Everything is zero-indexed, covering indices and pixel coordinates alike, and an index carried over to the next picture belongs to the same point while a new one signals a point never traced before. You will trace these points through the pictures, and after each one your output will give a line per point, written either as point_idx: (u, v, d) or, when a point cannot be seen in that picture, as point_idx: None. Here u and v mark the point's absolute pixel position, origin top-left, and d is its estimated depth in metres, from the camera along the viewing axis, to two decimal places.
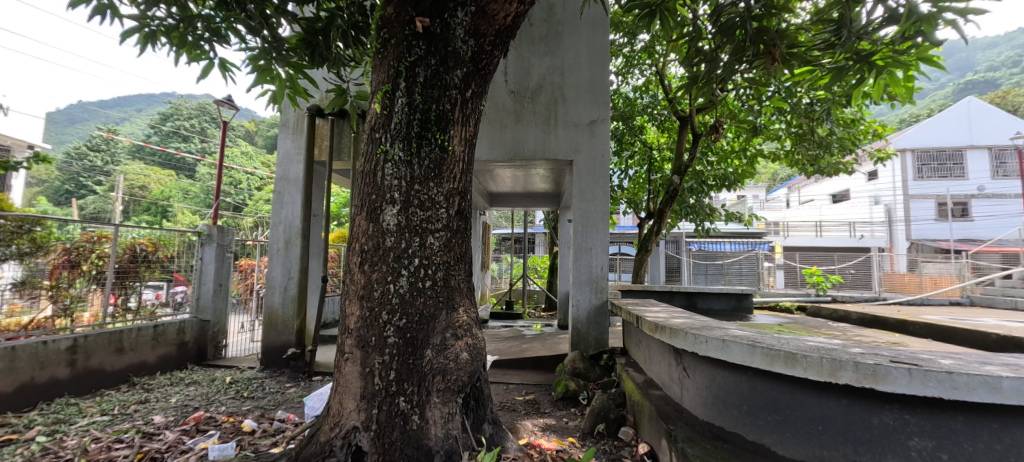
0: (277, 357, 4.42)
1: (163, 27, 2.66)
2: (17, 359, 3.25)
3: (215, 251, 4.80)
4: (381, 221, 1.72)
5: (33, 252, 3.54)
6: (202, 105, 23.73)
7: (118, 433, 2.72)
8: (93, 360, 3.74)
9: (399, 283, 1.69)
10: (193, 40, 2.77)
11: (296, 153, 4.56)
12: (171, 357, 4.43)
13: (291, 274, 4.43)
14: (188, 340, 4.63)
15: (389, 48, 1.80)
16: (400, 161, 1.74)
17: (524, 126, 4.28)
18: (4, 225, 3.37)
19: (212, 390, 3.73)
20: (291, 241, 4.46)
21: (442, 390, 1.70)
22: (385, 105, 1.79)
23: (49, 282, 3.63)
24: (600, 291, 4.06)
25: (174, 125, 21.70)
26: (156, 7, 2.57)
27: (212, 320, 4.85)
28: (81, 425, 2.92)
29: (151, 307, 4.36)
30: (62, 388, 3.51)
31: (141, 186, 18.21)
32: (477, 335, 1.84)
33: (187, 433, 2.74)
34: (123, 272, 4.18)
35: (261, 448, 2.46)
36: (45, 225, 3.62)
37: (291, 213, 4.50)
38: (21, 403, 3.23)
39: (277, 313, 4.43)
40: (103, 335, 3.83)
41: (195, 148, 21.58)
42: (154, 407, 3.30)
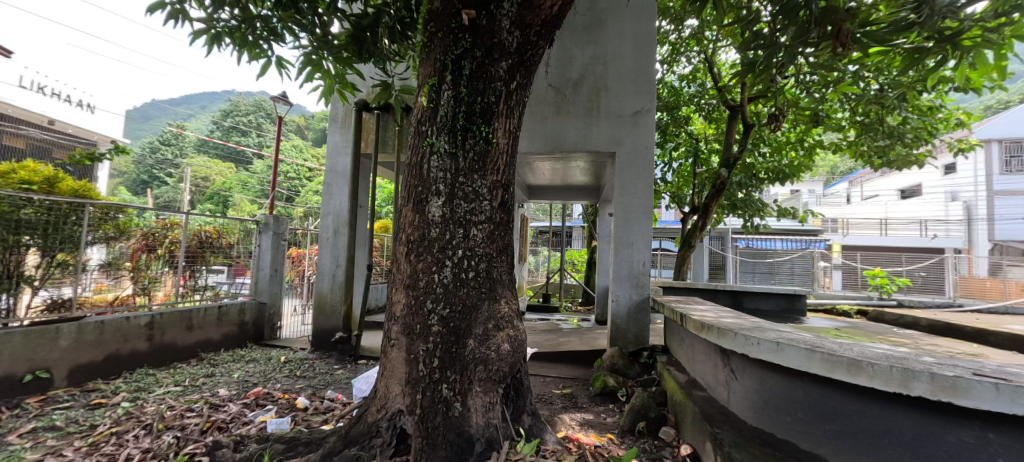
0: (325, 340, 4.66)
1: (227, 29, 2.84)
2: (105, 333, 3.65)
3: (271, 238, 5.11)
4: (427, 212, 1.76)
5: (117, 237, 3.91)
6: (258, 101, 25.24)
7: (189, 403, 2.98)
8: (167, 336, 4.12)
9: (443, 273, 1.73)
10: (253, 40, 2.93)
11: (344, 146, 4.75)
12: (233, 336, 4.79)
13: (339, 262, 4.66)
14: (248, 321, 4.99)
15: (436, 42, 1.83)
16: (445, 153, 1.77)
17: (565, 118, 4.22)
18: (93, 212, 3.74)
19: (268, 368, 4.02)
20: (339, 231, 4.67)
21: (484, 380, 1.73)
22: (431, 98, 1.82)
23: (131, 263, 4.01)
24: (641, 287, 3.97)
25: (234, 121, 23.24)
26: (221, 10, 2.75)
27: (268, 303, 5.16)
28: (158, 393, 3.24)
29: (216, 288, 4.73)
30: (142, 360, 3.90)
31: (205, 179, 19.76)
32: (518, 326, 1.85)
33: (248, 407, 2.96)
34: (191, 257, 4.56)
35: (313, 424, 2.62)
36: (126, 212, 3.96)
37: (339, 204, 4.71)
38: (109, 372, 3.65)
39: (326, 299, 4.66)
40: (176, 314, 4.20)
41: (252, 142, 23.03)
42: (219, 381, 3.59)
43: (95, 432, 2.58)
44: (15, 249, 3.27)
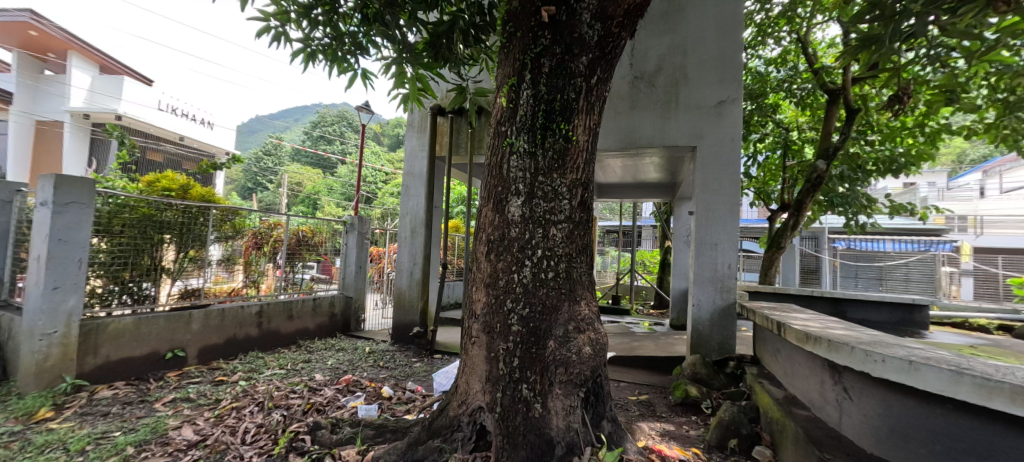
0: (404, 334, 4.93)
1: (321, 47, 3.11)
2: (225, 319, 4.20)
3: (356, 237, 5.55)
4: (507, 212, 1.77)
5: (233, 235, 4.47)
6: (343, 111, 27.52)
7: (292, 385, 3.33)
8: (272, 324, 4.63)
9: (523, 273, 1.72)
10: (342, 55, 3.17)
11: (420, 150, 4.99)
12: (325, 326, 5.26)
13: (416, 260, 4.90)
14: (337, 312, 5.45)
15: (515, 42, 1.83)
16: (525, 152, 1.76)
17: (639, 112, 4.03)
18: (216, 215, 4.30)
19: (356, 357, 4.34)
20: (416, 231, 4.91)
21: (565, 382, 1.70)
22: (510, 98, 1.82)
23: (244, 259, 4.56)
24: (726, 292, 3.66)
25: (322, 131, 25.59)
26: (317, 30, 3.02)
27: (354, 296, 5.60)
28: (267, 375, 3.65)
29: (310, 282, 5.22)
30: (252, 344, 4.43)
31: (299, 184, 21.96)
32: (598, 329, 1.80)
33: (340, 392, 3.23)
34: (292, 253, 5.05)
35: (398, 413, 2.78)
36: (241, 214, 4.50)
37: (416, 204, 4.95)
38: (228, 353, 4.20)
39: (404, 295, 4.92)
40: (279, 304, 4.69)
41: (337, 149, 25.15)
42: (315, 367, 3.96)
43: (220, 405, 2.98)
44: (157, 245, 3.86)
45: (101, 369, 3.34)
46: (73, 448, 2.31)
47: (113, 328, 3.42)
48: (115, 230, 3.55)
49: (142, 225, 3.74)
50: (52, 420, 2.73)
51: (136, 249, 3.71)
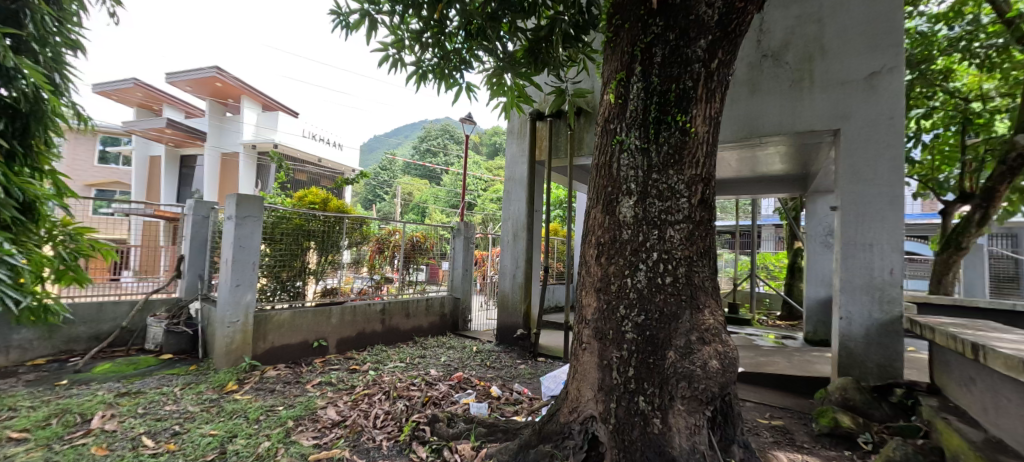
0: (508, 335, 5.05)
1: (431, 67, 3.34)
2: (356, 315, 4.76)
3: (462, 242, 5.86)
4: (618, 213, 1.69)
5: (361, 241, 5.06)
6: (447, 125, 29.59)
7: (411, 378, 3.64)
8: (393, 321, 5.12)
9: (637, 277, 1.62)
10: (449, 73, 3.37)
11: (521, 155, 5.09)
12: (437, 325, 5.65)
13: (518, 264, 5.00)
14: (447, 312, 5.81)
15: (622, 35, 1.75)
16: (636, 149, 1.66)
17: (764, 96, 3.57)
18: (349, 224, 4.92)
19: (465, 355, 4.58)
20: (518, 235, 5.02)
21: (688, 399, 1.55)
22: (619, 94, 1.74)
23: (369, 261, 5.11)
24: (886, 302, 3.04)
25: (429, 145, 27.82)
26: (427, 53, 3.27)
27: (461, 297, 5.92)
28: (390, 367, 4.05)
29: (423, 284, 5.64)
30: (377, 338, 4.95)
31: (411, 194, 24.14)
32: (726, 341, 1.61)
33: (453, 388, 3.42)
34: (408, 257, 5.51)
35: (507, 413, 2.84)
36: (367, 223, 5.09)
37: (518, 209, 5.05)
38: (358, 345, 4.76)
39: (508, 297, 5.05)
40: (398, 303, 5.17)
41: (442, 160, 27.11)
42: (430, 362, 4.28)
43: (354, 391, 3.38)
44: (306, 251, 4.54)
45: (268, 352, 4.07)
46: (252, 417, 2.82)
47: (276, 319, 4.13)
48: (276, 238, 4.27)
49: (295, 234, 4.44)
50: (237, 392, 3.37)
51: (291, 255, 4.42)
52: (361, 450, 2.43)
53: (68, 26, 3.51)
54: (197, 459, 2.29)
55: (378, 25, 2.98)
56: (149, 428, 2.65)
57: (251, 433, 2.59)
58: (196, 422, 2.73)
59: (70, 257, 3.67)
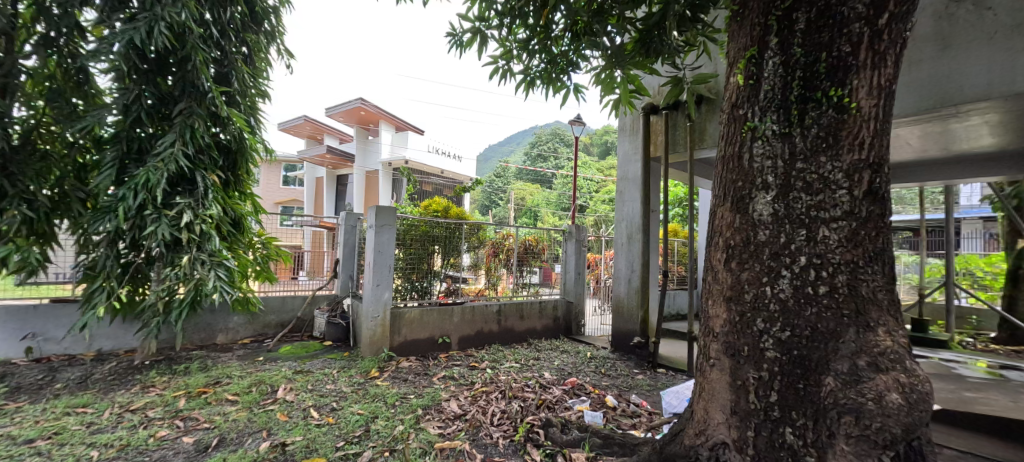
0: (624, 343, 4.81)
1: (539, 73, 3.37)
2: (475, 315, 5.04)
3: (574, 245, 5.79)
4: (751, 211, 1.46)
5: (478, 245, 5.35)
6: (556, 129, 29.81)
7: (526, 380, 3.71)
8: (509, 322, 5.29)
9: (778, 286, 1.38)
10: (557, 76, 3.36)
11: (634, 153, 4.83)
12: (550, 328, 5.67)
13: (634, 268, 4.73)
14: (560, 316, 5.80)
15: (752, 4, 1.52)
16: (773, 136, 1.42)
17: (963, 50, 2.78)
18: (467, 229, 5.25)
19: (579, 360, 4.50)
20: (633, 237, 4.75)
21: (856, 439, 1.24)
22: (749, 75, 1.51)
23: (486, 264, 5.36)
24: None
25: (540, 150, 28.37)
26: (534, 59, 3.31)
27: (574, 301, 5.84)
28: (506, 367, 4.19)
29: (537, 287, 5.72)
30: (494, 338, 5.17)
31: (523, 199, 24.91)
32: (912, 370, 1.26)
33: (567, 393, 3.37)
34: (522, 260, 5.64)
35: (624, 426, 2.69)
36: (483, 227, 5.36)
37: (632, 210, 4.79)
38: (477, 343, 5.03)
39: (623, 303, 4.82)
40: (513, 305, 5.33)
41: (553, 165, 27.38)
42: (544, 365, 4.32)
43: (474, 387, 3.57)
44: (431, 255, 4.98)
45: (401, 345, 4.55)
46: (389, 401, 3.17)
47: (408, 317, 4.59)
48: (408, 243, 4.80)
49: (422, 239, 4.91)
50: (377, 378, 3.83)
51: (419, 258, 4.89)
52: (479, 444, 2.55)
53: (260, 79, 4.43)
54: (348, 433, 2.65)
55: (488, 40, 3.11)
56: (315, 402, 3.16)
57: (388, 416, 2.91)
58: (347, 401, 3.18)
59: (262, 260, 4.61)
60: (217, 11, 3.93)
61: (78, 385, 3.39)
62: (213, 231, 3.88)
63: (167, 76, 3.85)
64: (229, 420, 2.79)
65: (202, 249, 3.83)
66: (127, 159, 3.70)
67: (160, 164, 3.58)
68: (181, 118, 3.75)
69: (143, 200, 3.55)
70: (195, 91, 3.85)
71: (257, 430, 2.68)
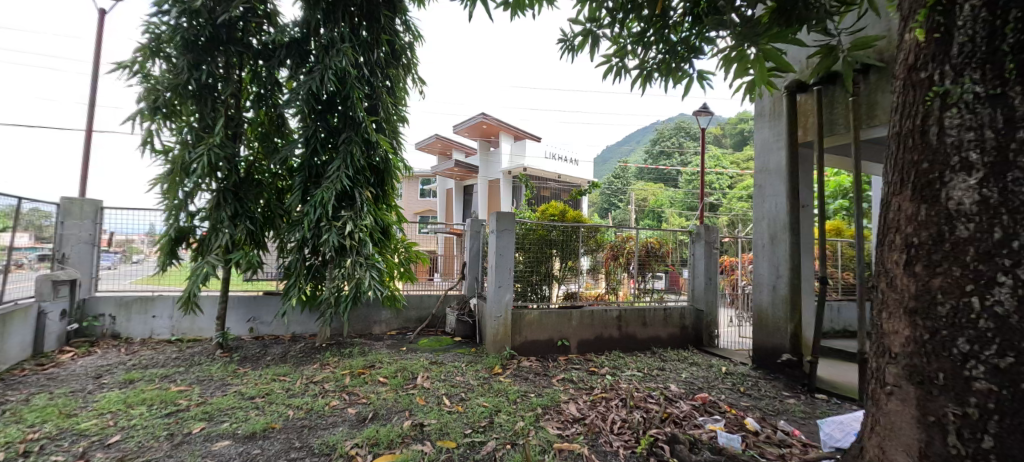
0: (768, 359, 4.20)
1: (656, 64, 3.15)
2: (594, 319, 4.95)
3: (704, 247, 5.27)
4: (945, 212, 1.24)
5: (596, 249, 5.24)
6: (680, 123, 27.66)
7: (649, 390, 3.52)
8: (630, 328, 5.07)
9: (987, 299, 1.14)
10: (677, 65, 3.10)
11: (775, 140, 4.20)
12: (677, 337, 5.26)
13: (780, 273, 4.10)
14: (688, 324, 5.33)
15: None
16: (973, 120, 1.19)
17: None
18: (584, 233, 5.20)
19: (712, 375, 4.07)
20: (777, 237, 4.13)
21: None
22: (932, 29, 1.31)
23: (605, 268, 5.25)
24: None
25: (662, 147, 26.66)
26: (651, 50, 3.11)
27: (705, 310, 5.29)
28: (627, 374, 4.03)
29: (661, 292, 5.37)
30: (614, 344, 5.00)
31: (644, 200, 23.66)
32: None
33: (697, 409, 3.09)
34: (643, 264, 5.35)
35: (769, 454, 2.35)
36: (600, 230, 5.24)
37: (775, 206, 4.17)
38: (597, 348, 4.93)
39: (766, 313, 4.22)
40: (634, 311, 5.08)
41: (677, 161, 25.39)
42: (671, 376, 4.02)
43: (593, 392, 3.50)
44: (549, 258, 5.08)
45: (522, 344, 4.71)
46: (511, 397, 3.31)
47: (528, 318, 4.74)
48: (527, 247, 4.99)
49: (540, 243, 5.04)
50: (501, 374, 4.03)
51: (537, 262, 5.02)
52: (599, 450, 2.49)
53: (400, 107, 5.07)
54: (475, 422, 2.84)
55: (600, 40, 3.06)
56: (447, 391, 3.47)
57: (510, 411, 3.03)
58: (474, 393, 3.41)
59: (404, 262, 5.27)
60: (367, 53, 4.64)
61: (278, 359, 4.30)
62: (367, 238, 4.57)
63: (334, 112, 4.66)
64: (380, 398, 3.24)
65: (361, 253, 4.55)
66: (308, 183, 4.57)
67: (331, 184, 4.37)
68: (344, 146, 4.51)
69: (320, 214, 4.39)
70: (353, 122, 4.60)
71: (401, 410, 3.05)
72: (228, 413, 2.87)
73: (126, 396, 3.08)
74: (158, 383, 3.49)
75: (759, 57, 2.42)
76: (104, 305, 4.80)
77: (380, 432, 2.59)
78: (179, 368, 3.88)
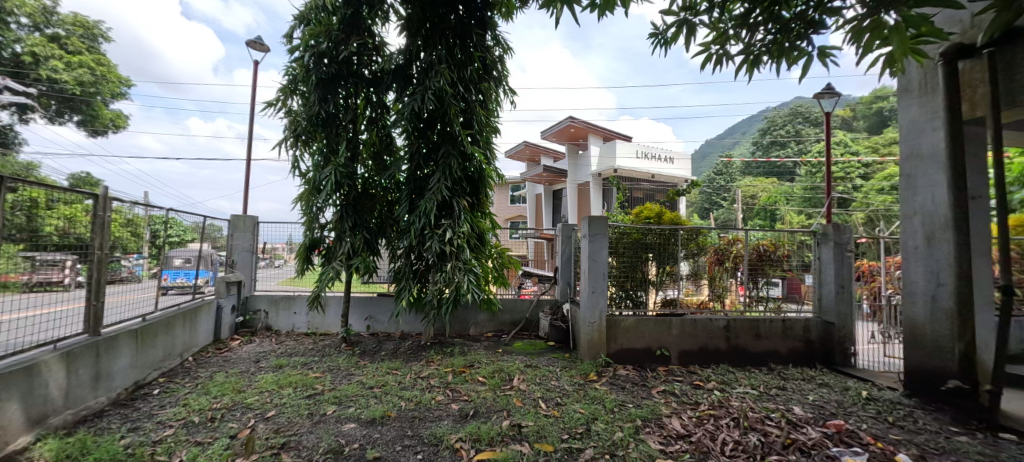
0: (925, 384, 3.50)
1: (765, 47, 2.71)
2: (698, 328, 4.62)
3: (832, 250, 4.55)
4: None
5: (698, 253, 4.90)
6: (796, 108, 24.50)
7: (767, 411, 3.20)
8: (741, 340, 4.63)
9: None
10: (791, 45, 2.63)
11: (928, 120, 3.51)
12: (800, 352, 4.66)
13: (940, 279, 3.39)
14: (814, 338, 4.69)
15: None
16: None
17: None
18: (684, 235, 4.89)
19: (847, 399, 3.54)
20: (934, 237, 3.43)
21: None
22: None
23: (709, 274, 4.89)
24: None
25: (774, 137, 23.88)
26: (757, 32, 2.68)
27: (837, 323, 4.53)
28: (740, 391, 3.69)
29: (777, 301, 4.82)
30: (722, 357, 4.61)
31: (753, 197, 21.38)
32: None
33: (829, 438, 2.74)
34: (755, 269, 4.87)
35: None
36: (703, 233, 4.88)
37: (930, 199, 3.48)
38: (703, 361, 4.59)
39: (922, 329, 3.52)
40: (746, 321, 4.63)
41: (794, 151, 22.41)
42: (793, 398, 3.57)
43: (699, 408, 3.27)
44: (645, 263, 4.89)
45: (618, 352, 4.58)
46: (609, 406, 3.24)
47: (623, 325, 4.60)
48: (621, 251, 4.85)
49: (635, 247, 4.87)
50: (597, 382, 3.97)
51: (633, 267, 4.87)
52: None
53: (492, 118, 5.31)
54: (571, 428, 2.84)
55: (697, 28, 2.86)
56: (543, 394, 3.52)
57: (608, 421, 2.97)
58: (570, 399, 3.41)
59: (499, 267, 5.49)
60: (461, 71, 4.94)
61: (391, 355, 4.77)
62: (465, 244, 4.85)
63: (434, 128, 5.03)
64: (480, 396, 3.41)
65: (459, 259, 4.86)
66: (414, 194, 5.01)
67: (434, 194, 4.75)
68: (443, 159, 4.87)
69: (424, 223, 4.79)
70: (451, 136, 4.94)
71: (500, 409, 3.18)
72: (353, 400, 3.27)
73: (278, 379, 3.69)
74: (300, 369, 4.11)
75: (898, 26, 2.03)
76: (259, 302, 5.81)
77: (481, 429, 2.73)
78: (315, 358, 4.53)
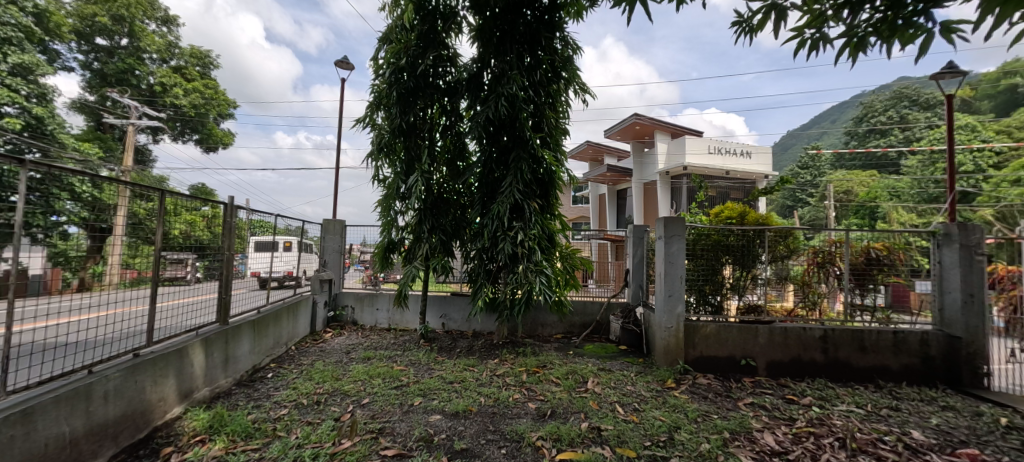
0: None
1: (872, 25, 2.23)
2: (789, 338, 4.25)
3: (958, 253, 3.94)
4: None
5: (788, 255, 4.52)
6: (899, 90, 21.61)
7: (878, 432, 2.88)
8: (841, 353, 4.18)
9: None
10: (906, 20, 2.11)
11: None
12: (917, 369, 4.09)
13: None
14: (935, 355, 4.09)
15: None
16: None
17: None
18: (770, 236, 4.53)
19: (981, 426, 3.06)
20: None
21: None
22: None
23: (801, 279, 4.50)
24: None
25: (872, 125, 21.28)
26: (861, 11, 2.21)
27: (965, 337, 3.94)
28: (842, 409, 3.35)
29: (884, 311, 4.30)
30: (819, 370, 4.20)
31: (847, 192, 19.17)
32: None
33: None
34: (860, 274, 4.36)
35: None
36: (794, 234, 4.50)
37: None
38: (796, 373, 4.22)
39: None
40: (847, 331, 4.18)
41: (897, 138, 19.63)
42: (910, 421, 3.16)
43: (796, 424, 3.02)
44: (725, 266, 4.62)
45: (698, 359, 4.36)
46: (692, 416, 3.10)
47: (704, 331, 4.36)
48: (698, 254, 4.62)
49: (714, 250, 4.62)
50: (675, 389, 3.81)
51: (712, 269, 4.63)
52: None
53: (561, 119, 5.32)
54: (654, 436, 2.77)
55: (789, 14, 2.51)
56: (620, 399, 3.46)
57: (692, 430, 2.86)
58: (649, 405, 3.31)
59: (569, 269, 5.47)
60: (531, 74, 5.01)
61: (467, 352, 4.98)
62: (535, 246, 4.92)
63: (503, 133, 5.13)
64: (556, 397, 3.44)
65: (531, 260, 4.93)
66: (485, 197, 5.17)
67: (505, 197, 4.87)
68: (514, 163, 4.95)
69: (497, 225, 4.93)
70: (521, 140, 5.04)
71: (577, 411, 3.18)
72: (436, 393, 3.47)
73: (368, 369, 4.01)
74: (385, 362, 4.43)
75: None
76: (348, 298, 6.33)
77: (561, 429, 2.77)
78: (397, 352, 4.85)
